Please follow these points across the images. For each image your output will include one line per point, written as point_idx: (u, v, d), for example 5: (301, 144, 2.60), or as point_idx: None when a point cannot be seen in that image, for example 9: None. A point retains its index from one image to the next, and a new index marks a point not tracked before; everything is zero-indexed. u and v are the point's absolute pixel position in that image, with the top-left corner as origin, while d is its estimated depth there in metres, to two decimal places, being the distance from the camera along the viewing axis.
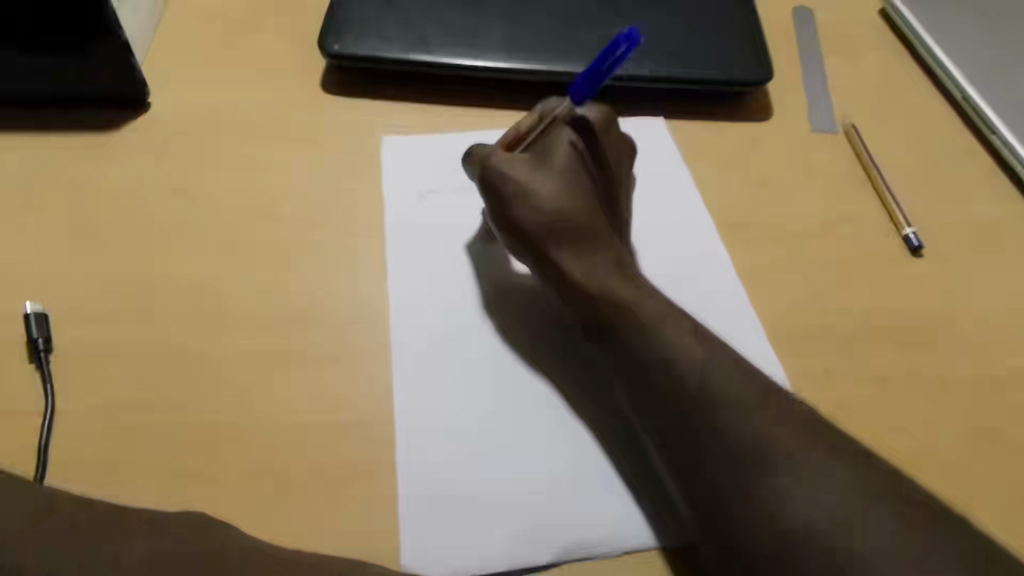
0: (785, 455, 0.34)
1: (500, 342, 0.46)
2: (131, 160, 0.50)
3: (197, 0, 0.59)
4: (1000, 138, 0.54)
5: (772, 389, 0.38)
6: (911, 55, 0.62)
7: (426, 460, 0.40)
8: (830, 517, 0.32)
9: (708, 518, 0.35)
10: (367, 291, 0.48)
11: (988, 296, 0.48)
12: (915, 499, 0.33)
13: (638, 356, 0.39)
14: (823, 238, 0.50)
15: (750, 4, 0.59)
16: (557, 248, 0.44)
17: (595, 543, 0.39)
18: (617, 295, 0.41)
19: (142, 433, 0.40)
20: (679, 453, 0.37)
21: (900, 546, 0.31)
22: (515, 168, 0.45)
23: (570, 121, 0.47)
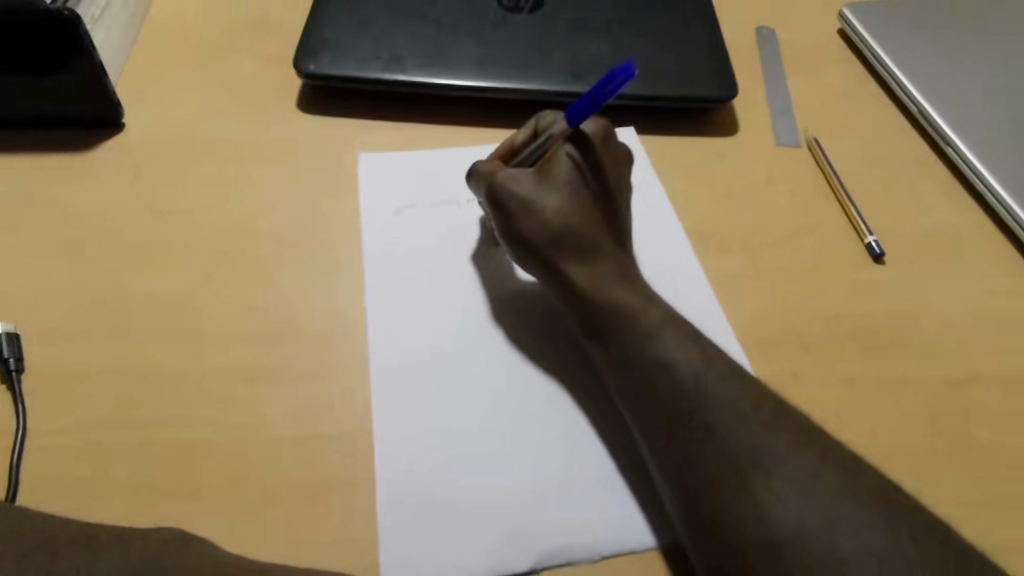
0: (769, 460, 0.34)
1: (504, 343, 0.44)
2: (106, 179, 0.50)
3: (173, 25, 0.61)
4: (955, 150, 0.53)
5: (767, 397, 0.37)
6: (869, 72, 0.62)
7: (408, 468, 0.38)
8: (804, 522, 0.32)
9: (700, 527, 0.34)
10: (344, 304, 0.45)
11: (952, 301, 0.47)
12: (880, 500, 0.33)
13: (633, 367, 0.38)
14: (786, 247, 0.49)
15: (711, 24, 0.60)
16: (562, 258, 0.43)
17: (597, 549, 0.37)
18: (620, 303, 0.41)
19: (116, 452, 0.38)
20: (686, 461, 0.35)
21: (880, 550, 0.31)
22: (521, 184, 0.44)
23: (568, 136, 0.45)
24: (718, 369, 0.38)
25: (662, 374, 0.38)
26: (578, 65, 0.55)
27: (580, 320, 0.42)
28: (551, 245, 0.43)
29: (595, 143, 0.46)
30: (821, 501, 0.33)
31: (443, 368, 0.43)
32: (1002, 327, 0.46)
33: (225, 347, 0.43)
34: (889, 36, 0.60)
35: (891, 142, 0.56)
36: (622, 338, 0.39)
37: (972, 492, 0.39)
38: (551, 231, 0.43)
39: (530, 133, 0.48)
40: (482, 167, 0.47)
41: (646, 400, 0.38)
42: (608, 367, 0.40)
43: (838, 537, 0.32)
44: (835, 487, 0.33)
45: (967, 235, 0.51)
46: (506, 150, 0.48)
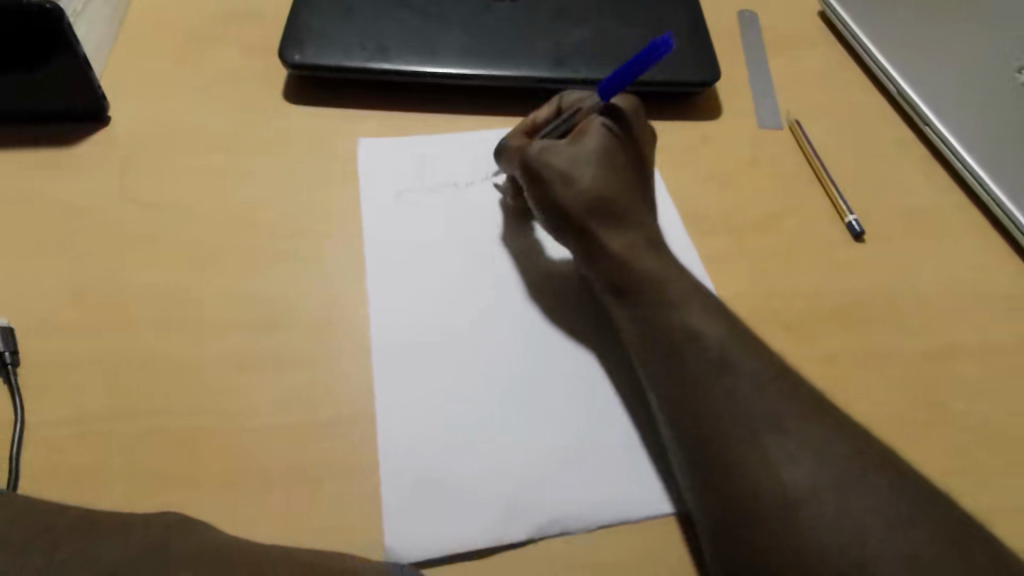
0: (780, 425, 0.35)
1: (531, 317, 0.46)
2: (93, 172, 0.50)
3: (155, 17, 0.61)
4: (933, 130, 0.54)
5: (777, 363, 0.38)
6: (850, 54, 0.62)
7: (413, 444, 0.39)
8: (811, 485, 0.33)
9: (717, 488, 0.35)
10: (340, 291, 0.46)
11: (930, 276, 0.48)
12: (873, 461, 0.34)
13: (665, 328, 0.39)
14: (769, 227, 0.50)
15: (693, 8, 0.60)
16: (595, 223, 0.44)
17: (591, 522, 0.38)
18: (652, 271, 0.41)
19: (112, 442, 0.39)
20: (699, 425, 0.36)
21: (881, 508, 0.33)
22: (557, 155, 0.46)
23: (599, 109, 0.48)
24: (741, 336, 0.39)
25: (689, 336, 0.39)
26: (562, 51, 0.55)
27: (610, 284, 0.42)
28: (585, 212, 0.44)
29: (627, 117, 0.48)
30: (831, 464, 0.34)
31: (457, 346, 0.43)
32: (980, 301, 0.47)
33: (219, 337, 0.43)
34: (869, 18, 0.60)
35: (871, 122, 0.57)
36: (652, 302, 0.40)
37: (950, 461, 0.40)
38: (585, 198, 0.44)
39: (553, 111, 0.49)
40: (512, 144, 0.48)
41: (675, 360, 0.38)
42: (634, 333, 0.41)
43: (842, 500, 0.33)
44: (839, 452, 0.34)
45: (945, 212, 0.52)
46: (528, 127, 0.49)
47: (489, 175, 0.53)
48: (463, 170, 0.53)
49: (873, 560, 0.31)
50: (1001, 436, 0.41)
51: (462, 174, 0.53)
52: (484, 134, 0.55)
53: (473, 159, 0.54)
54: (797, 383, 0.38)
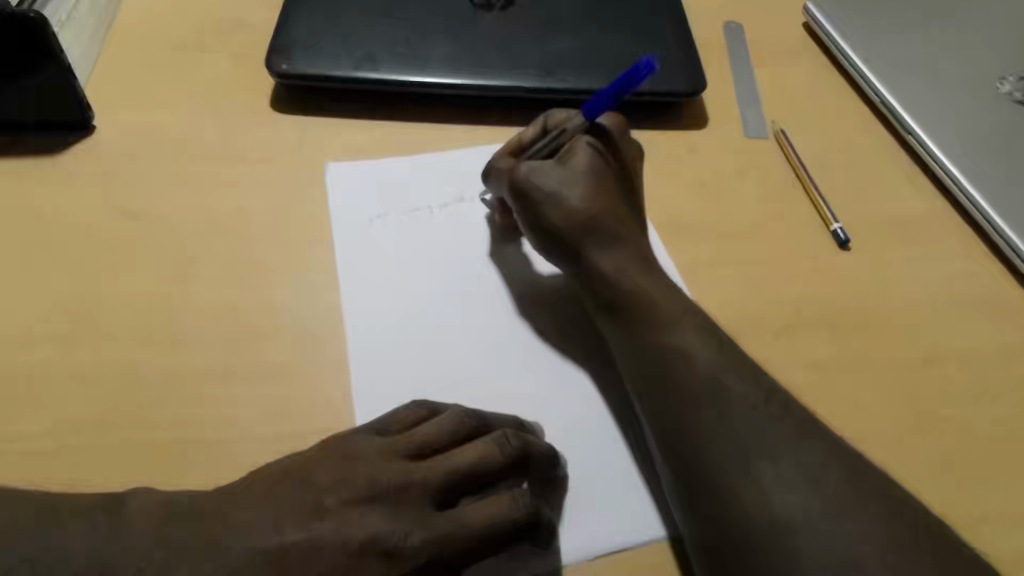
0: (767, 448, 0.35)
1: (520, 339, 0.45)
2: (78, 181, 0.50)
3: (142, 26, 0.60)
4: (916, 139, 0.54)
5: (766, 383, 0.38)
6: (834, 65, 0.63)
7: None
8: (804, 511, 0.33)
9: (709, 515, 0.34)
10: (329, 302, 0.46)
11: (914, 284, 0.49)
12: (862, 480, 0.34)
13: (655, 348, 0.40)
14: (755, 235, 0.50)
15: (680, 19, 0.61)
16: (586, 243, 0.44)
17: (596, 549, 0.37)
18: (643, 289, 0.42)
19: (97, 453, 0.38)
20: (690, 451, 0.36)
21: (873, 530, 0.32)
22: (545, 176, 0.46)
23: (583, 130, 0.48)
24: (727, 355, 0.39)
25: (679, 355, 0.39)
26: (549, 61, 0.56)
27: (605, 303, 0.43)
28: (577, 232, 0.45)
29: (612, 135, 0.48)
30: (821, 487, 0.34)
31: (445, 364, 0.44)
32: (963, 307, 0.48)
33: (202, 348, 0.43)
34: (853, 29, 0.61)
35: (855, 131, 0.58)
36: (644, 321, 0.41)
37: (936, 465, 0.40)
38: (576, 218, 0.45)
39: (540, 130, 0.49)
40: (500, 164, 0.48)
41: (664, 380, 0.38)
42: (625, 351, 0.41)
43: (836, 525, 0.32)
44: (829, 475, 0.34)
45: (928, 219, 0.52)
46: (513, 146, 0.48)
47: (466, 195, 0.53)
48: (452, 183, 0.53)
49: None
50: (985, 440, 0.42)
51: (451, 189, 0.53)
52: (461, 151, 0.55)
53: (449, 178, 0.54)
54: (785, 401, 0.38)
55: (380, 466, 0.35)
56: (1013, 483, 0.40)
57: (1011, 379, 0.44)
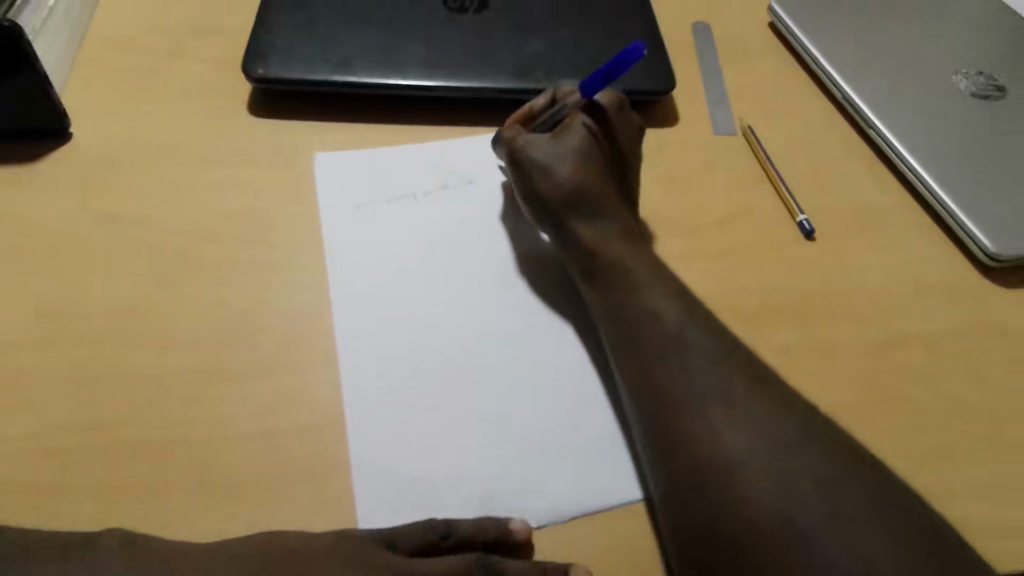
0: (728, 403, 0.37)
1: (507, 305, 0.47)
2: (53, 188, 0.50)
3: (115, 33, 0.60)
4: (877, 132, 0.56)
5: (739, 347, 0.40)
6: (798, 62, 0.64)
7: (380, 439, 0.40)
8: (749, 451, 0.35)
9: (666, 461, 0.36)
10: (320, 290, 0.47)
11: (878, 271, 0.50)
12: (820, 440, 0.36)
13: (629, 311, 0.41)
14: (725, 228, 0.52)
15: (649, 19, 0.62)
16: (569, 212, 0.46)
17: (566, 513, 0.39)
18: (617, 257, 0.44)
19: (79, 458, 0.39)
20: (657, 404, 0.38)
21: (821, 484, 0.34)
22: (538, 148, 0.48)
23: (583, 107, 0.50)
24: (699, 319, 0.41)
25: (651, 316, 0.41)
26: (522, 62, 0.57)
27: (585, 268, 0.45)
28: (561, 202, 0.47)
29: (609, 113, 0.50)
30: (772, 442, 0.35)
31: (430, 347, 0.44)
32: (925, 292, 0.49)
33: (183, 350, 0.43)
34: (816, 27, 0.63)
35: (821, 125, 0.59)
36: (619, 285, 0.43)
37: (900, 443, 0.42)
38: (564, 189, 0.47)
39: (548, 100, 0.51)
40: (503, 135, 0.50)
41: (639, 334, 0.40)
42: (602, 312, 0.43)
43: (776, 472, 0.34)
44: (785, 433, 0.36)
45: (891, 210, 0.54)
46: (524, 115, 0.51)
47: (450, 183, 0.54)
48: (440, 172, 0.55)
49: (796, 513, 0.33)
50: (946, 418, 0.43)
51: (439, 176, 0.54)
52: (443, 143, 0.56)
53: (432, 168, 0.55)
54: (767, 374, 0.39)
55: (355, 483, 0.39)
56: (975, 457, 0.42)
57: (972, 360, 0.46)
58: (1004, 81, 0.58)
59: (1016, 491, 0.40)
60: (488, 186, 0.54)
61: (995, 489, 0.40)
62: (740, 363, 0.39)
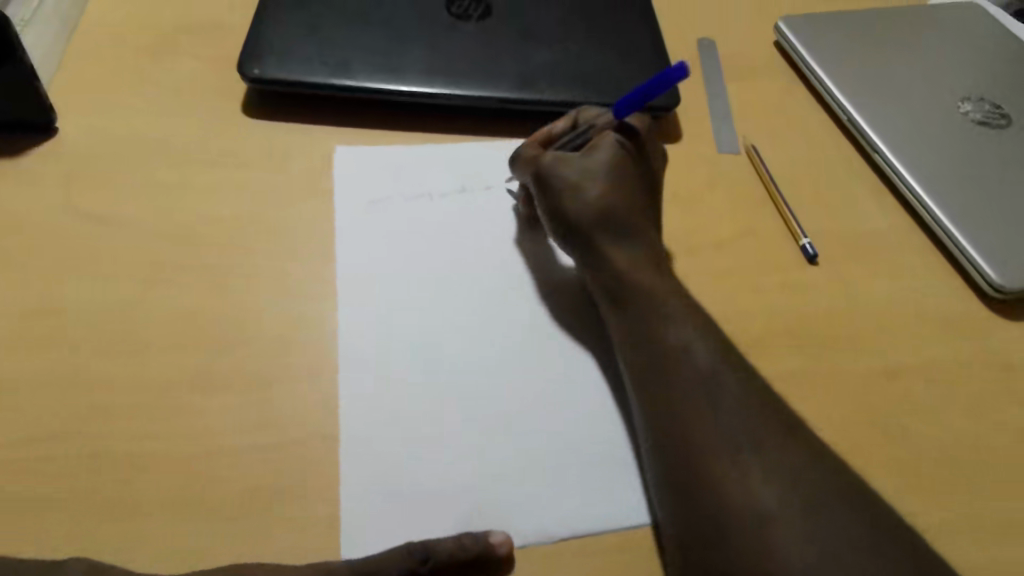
0: (760, 447, 0.36)
1: (524, 323, 0.46)
2: (39, 185, 0.49)
3: (109, 28, 0.59)
4: (882, 157, 0.55)
5: (767, 390, 0.39)
6: (803, 82, 0.64)
7: (381, 459, 0.39)
8: (778, 499, 0.34)
9: (694, 502, 0.35)
10: (316, 297, 0.46)
11: (879, 297, 0.50)
12: (850, 493, 0.35)
13: (657, 341, 0.40)
14: (727, 248, 0.51)
15: (655, 33, 0.61)
16: (598, 235, 0.45)
17: (556, 533, 0.38)
18: (645, 285, 0.43)
19: (55, 467, 0.37)
20: (685, 441, 0.37)
21: (852, 539, 0.33)
22: (568, 166, 0.47)
23: (613, 126, 0.49)
24: (729, 358, 0.40)
25: (683, 349, 0.40)
26: (526, 72, 0.56)
27: (612, 293, 0.44)
28: (589, 223, 0.46)
29: (639, 135, 0.49)
30: (801, 491, 0.34)
31: (427, 359, 0.43)
32: (925, 320, 0.49)
33: (168, 356, 0.42)
34: (822, 48, 0.62)
35: (824, 147, 0.59)
36: (646, 312, 0.42)
37: (900, 474, 0.41)
38: (592, 210, 0.46)
39: (569, 123, 0.50)
40: (527, 150, 0.49)
41: (666, 366, 0.39)
42: (627, 340, 0.42)
43: (807, 523, 0.33)
44: (815, 483, 0.35)
45: (893, 235, 0.53)
46: (544, 137, 0.50)
47: (468, 186, 0.53)
48: (457, 175, 0.54)
49: (830, 569, 0.32)
50: (945, 449, 0.43)
51: (456, 179, 0.54)
52: (457, 146, 0.56)
53: (449, 170, 0.54)
54: (782, 410, 0.38)
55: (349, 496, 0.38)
56: (975, 491, 0.41)
57: (972, 390, 0.45)
58: (1007, 108, 0.58)
59: (1015, 526, 0.40)
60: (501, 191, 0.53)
61: (994, 523, 0.40)
62: (772, 407, 0.38)
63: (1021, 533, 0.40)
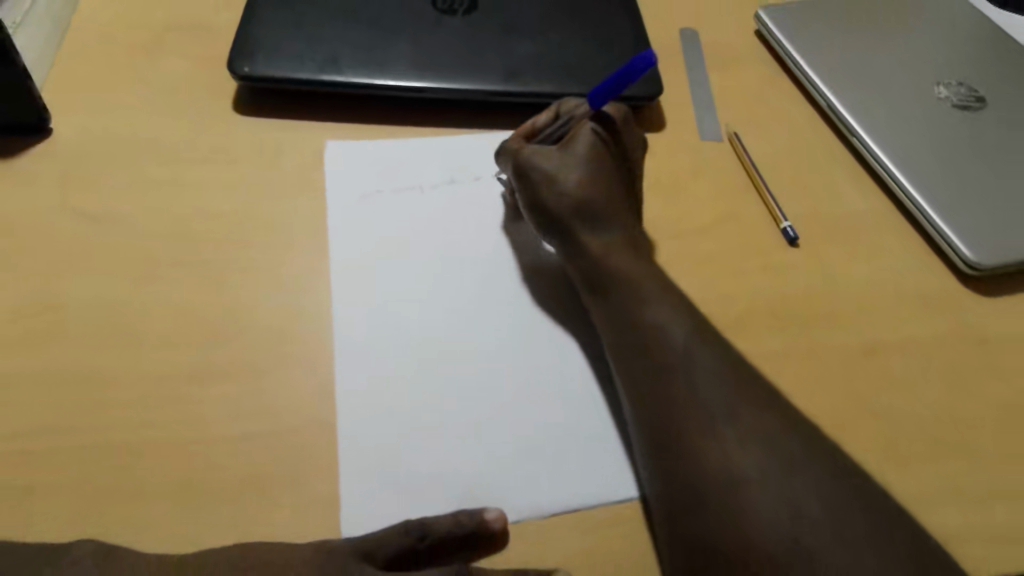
0: (738, 422, 0.37)
1: (509, 309, 0.47)
2: (33, 186, 0.49)
3: (98, 29, 0.60)
4: (860, 140, 0.56)
5: (745, 366, 0.41)
6: (783, 69, 0.65)
7: (375, 445, 0.40)
8: (755, 469, 0.35)
9: (675, 477, 0.36)
10: (308, 289, 0.47)
11: (859, 278, 0.51)
12: (828, 463, 0.36)
13: (636, 324, 0.42)
14: (710, 233, 0.52)
15: (637, 23, 0.62)
16: (577, 224, 0.46)
17: (547, 509, 0.39)
18: (623, 270, 0.44)
19: (58, 459, 0.38)
20: (665, 420, 0.38)
21: (829, 505, 0.34)
22: (546, 159, 0.48)
23: (590, 117, 0.50)
24: (706, 337, 0.41)
25: (660, 331, 0.41)
26: (511, 64, 0.57)
27: (591, 281, 0.45)
28: (568, 214, 0.47)
29: (616, 126, 0.50)
30: (778, 461, 0.36)
31: (420, 347, 0.44)
32: (905, 299, 0.50)
33: (164, 350, 0.43)
34: (802, 35, 0.63)
35: (804, 133, 0.60)
36: (625, 298, 0.43)
37: (880, 448, 0.42)
38: (571, 200, 0.47)
39: (552, 115, 0.51)
40: (508, 145, 0.50)
41: (645, 351, 0.40)
42: (608, 324, 0.43)
43: (783, 491, 0.35)
44: (793, 454, 0.36)
45: (873, 217, 0.55)
46: (527, 130, 0.51)
47: (456, 177, 0.54)
48: (446, 167, 0.55)
49: (802, 531, 0.33)
50: (925, 424, 0.44)
51: (444, 170, 0.54)
52: (445, 139, 0.56)
53: (438, 162, 0.55)
54: (761, 384, 0.40)
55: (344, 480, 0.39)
56: (952, 462, 0.42)
57: (951, 367, 0.47)
58: (984, 91, 0.59)
59: (992, 496, 0.41)
60: (487, 181, 0.54)
61: (972, 494, 0.41)
62: (750, 383, 0.39)
63: (996, 501, 0.41)
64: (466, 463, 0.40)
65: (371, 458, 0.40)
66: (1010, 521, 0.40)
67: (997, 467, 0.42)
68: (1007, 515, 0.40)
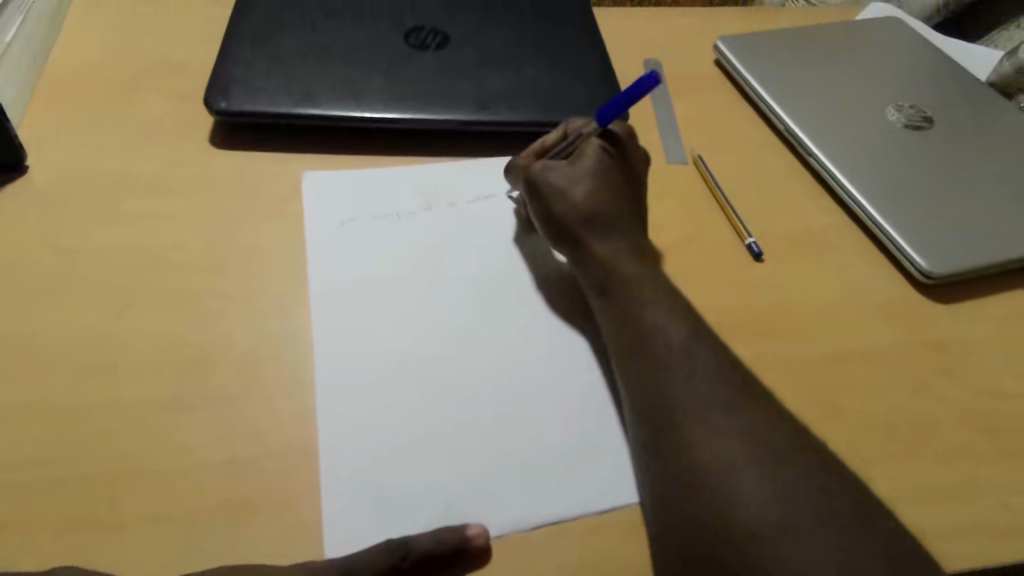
0: (736, 419, 0.38)
1: (489, 329, 0.48)
2: (11, 221, 0.50)
3: (74, 68, 0.61)
4: (817, 160, 0.59)
5: (740, 368, 0.42)
6: (742, 95, 0.67)
7: (359, 463, 0.41)
8: (749, 462, 0.37)
9: (675, 473, 0.37)
10: (290, 312, 0.48)
11: (822, 289, 0.53)
12: (816, 459, 0.38)
13: (639, 324, 0.43)
14: (678, 251, 0.54)
15: (602, 53, 0.64)
16: (585, 232, 0.48)
17: (527, 524, 0.40)
18: (627, 274, 0.46)
19: (41, 488, 0.38)
20: (663, 422, 0.39)
21: (815, 498, 0.36)
22: (557, 173, 0.50)
23: (598, 134, 0.52)
24: (706, 340, 0.43)
25: (659, 332, 0.42)
26: (482, 94, 0.59)
27: (596, 286, 0.46)
28: (578, 222, 0.49)
29: (621, 142, 0.52)
30: (771, 454, 0.37)
31: (404, 367, 0.45)
32: (863, 309, 0.52)
33: (144, 378, 0.43)
34: (758, 63, 0.66)
35: (764, 155, 0.62)
36: (629, 301, 0.44)
37: (847, 450, 0.44)
38: (579, 211, 0.49)
39: (560, 135, 0.54)
40: (520, 162, 0.53)
41: (646, 354, 0.42)
42: (613, 326, 0.44)
43: (775, 484, 0.36)
44: (782, 449, 0.37)
45: (833, 231, 0.57)
46: (537, 150, 0.54)
47: (433, 203, 0.55)
48: (422, 193, 0.56)
49: (793, 517, 0.35)
50: (886, 425, 0.45)
51: (421, 197, 0.56)
52: (419, 168, 0.58)
53: (413, 189, 0.56)
54: (753, 383, 0.41)
55: (326, 502, 0.39)
56: (915, 461, 0.44)
57: (911, 371, 0.48)
58: (931, 112, 0.62)
59: (955, 492, 0.43)
60: (462, 205, 0.56)
61: (934, 490, 0.43)
62: (744, 384, 0.40)
63: (957, 496, 0.42)
64: (451, 478, 0.41)
65: (354, 478, 0.40)
66: (971, 516, 0.42)
67: (958, 465, 0.44)
68: (969, 510, 0.42)
